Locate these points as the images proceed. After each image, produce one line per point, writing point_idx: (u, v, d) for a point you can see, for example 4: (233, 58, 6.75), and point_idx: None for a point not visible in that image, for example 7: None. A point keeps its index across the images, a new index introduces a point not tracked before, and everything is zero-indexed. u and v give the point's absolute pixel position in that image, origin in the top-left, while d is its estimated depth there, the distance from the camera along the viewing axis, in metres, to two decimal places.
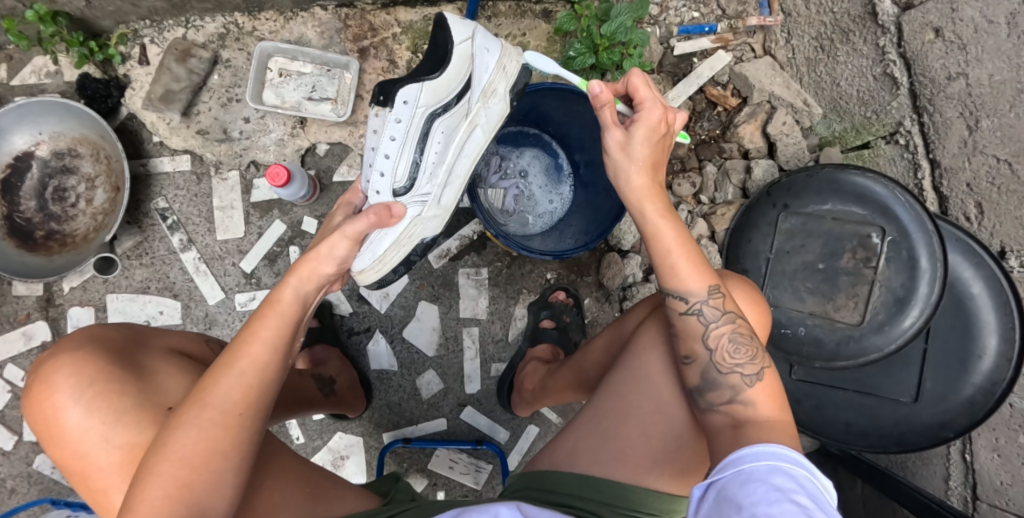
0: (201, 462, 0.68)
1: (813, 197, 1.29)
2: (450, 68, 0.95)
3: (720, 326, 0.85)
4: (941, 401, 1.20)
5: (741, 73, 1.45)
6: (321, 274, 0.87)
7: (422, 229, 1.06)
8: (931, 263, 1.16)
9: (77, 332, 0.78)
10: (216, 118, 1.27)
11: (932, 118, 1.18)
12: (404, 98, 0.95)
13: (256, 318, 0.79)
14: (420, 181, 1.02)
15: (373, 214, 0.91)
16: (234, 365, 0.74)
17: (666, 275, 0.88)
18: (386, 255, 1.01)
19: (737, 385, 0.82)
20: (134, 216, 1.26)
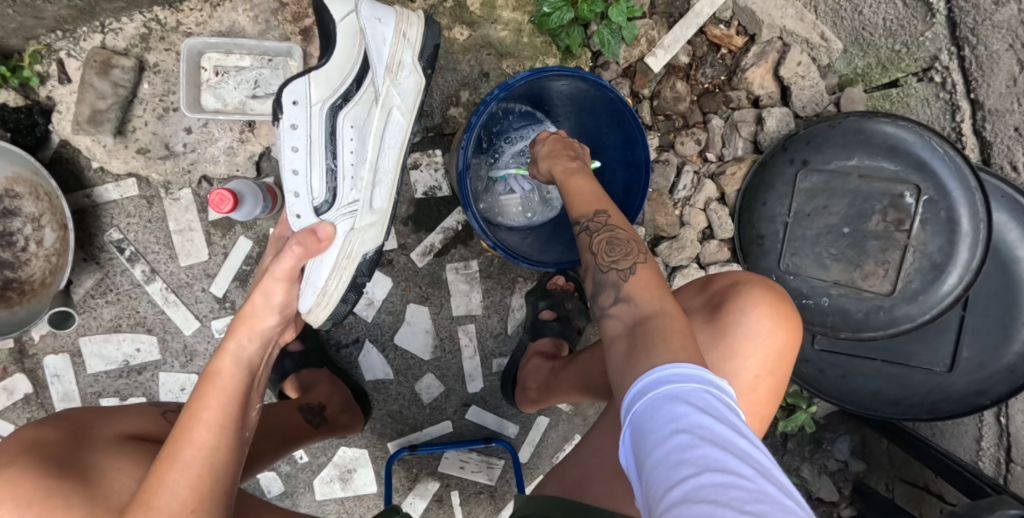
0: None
1: (836, 150, 1.12)
2: (336, 52, 0.91)
3: (601, 230, 0.87)
4: (979, 370, 1.07)
5: (747, 7, 1.23)
6: (262, 329, 0.83)
7: (361, 244, 0.99)
8: (974, 226, 1.00)
9: (11, 440, 0.75)
10: (155, 133, 1.14)
11: (975, 52, 0.98)
12: (294, 98, 0.89)
13: (193, 398, 0.75)
14: (341, 189, 0.94)
15: (297, 244, 0.85)
16: (175, 458, 0.69)
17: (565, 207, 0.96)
18: (328, 285, 0.95)
19: (616, 284, 0.80)
20: (90, 252, 1.16)
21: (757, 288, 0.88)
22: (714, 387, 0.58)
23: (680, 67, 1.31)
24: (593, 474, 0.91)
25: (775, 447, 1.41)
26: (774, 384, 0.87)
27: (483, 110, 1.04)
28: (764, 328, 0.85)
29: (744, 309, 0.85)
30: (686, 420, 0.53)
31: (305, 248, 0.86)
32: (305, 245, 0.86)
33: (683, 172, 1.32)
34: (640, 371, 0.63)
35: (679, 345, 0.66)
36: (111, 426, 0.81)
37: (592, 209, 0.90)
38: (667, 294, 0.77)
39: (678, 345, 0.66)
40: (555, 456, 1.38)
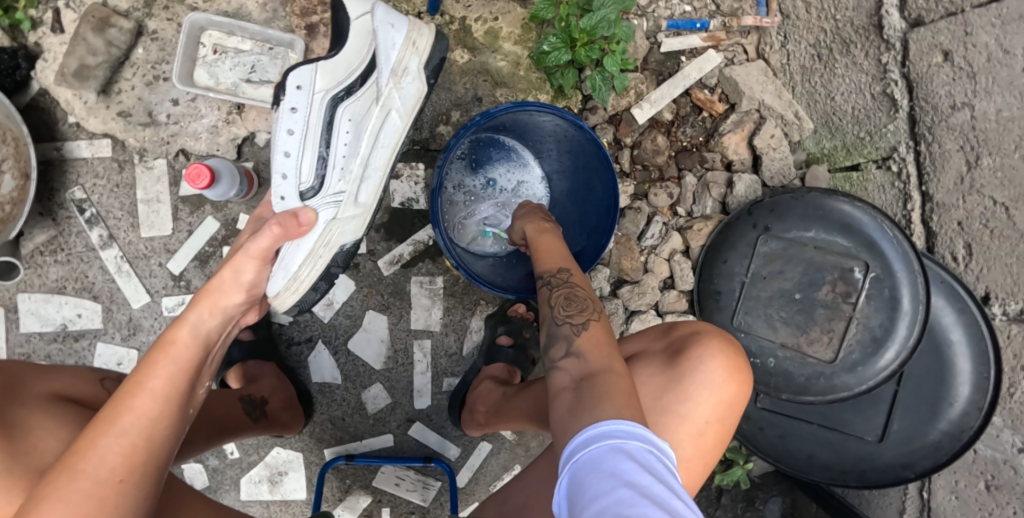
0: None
1: (796, 221, 1.19)
2: (346, 48, 0.93)
3: (560, 287, 0.91)
4: (907, 444, 1.12)
5: (731, 77, 1.33)
6: (226, 305, 0.80)
7: (340, 234, 0.99)
8: (914, 306, 1.07)
9: None
10: (140, 98, 1.12)
11: (929, 148, 1.08)
12: (297, 83, 0.91)
13: (140, 365, 0.70)
14: (330, 177, 0.95)
15: (277, 225, 0.84)
16: (116, 423, 0.65)
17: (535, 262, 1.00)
18: (301, 271, 0.94)
19: (568, 336, 0.83)
20: (48, 207, 1.13)
21: (711, 336, 0.92)
22: (655, 448, 0.61)
23: (663, 123, 1.38)
24: (532, 503, 0.90)
25: (708, 501, 1.43)
26: (721, 433, 0.89)
27: (463, 135, 1.06)
28: (718, 377, 0.88)
29: (701, 358, 0.88)
30: (629, 475, 0.54)
31: (281, 234, 0.85)
32: (285, 228, 0.85)
33: (653, 223, 1.37)
34: (584, 423, 0.66)
35: (622, 402, 0.68)
36: (43, 385, 0.77)
37: (557, 266, 0.95)
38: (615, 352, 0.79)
39: (622, 403, 0.68)
40: (493, 484, 1.36)
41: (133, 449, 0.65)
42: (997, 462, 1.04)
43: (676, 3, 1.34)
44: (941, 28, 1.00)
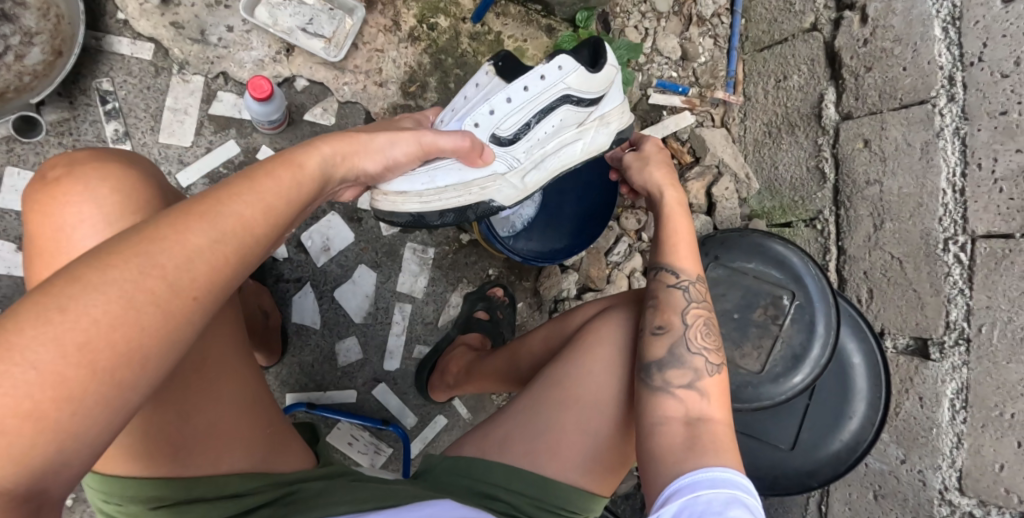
0: (91, 348, 0.47)
1: (741, 253, 1.43)
2: (604, 68, 0.96)
3: (698, 309, 0.93)
4: (813, 451, 1.33)
5: (701, 136, 1.61)
6: (363, 163, 0.78)
7: (494, 192, 0.96)
8: (827, 331, 1.32)
9: (113, 154, 0.73)
10: (197, 16, 1.18)
11: (847, 213, 1.40)
12: (560, 63, 0.90)
13: (258, 178, 0.62)
14: (518, 143, 0.94)
15: (469, 140, 0.86)
16: (215, 223, 0.56)
17: (668, 250, 0.97)
18: (444, 190, 0.92)
19: (697, 371, 0.88)
20: (68, 89, 1.13)
21: None
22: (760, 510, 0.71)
23: None
24: (516, 435, 0.95)
25: (632, 507, 1.55)
26: None
27: None
28: None
29: None
30: None
31: (467, 149, 0.87)
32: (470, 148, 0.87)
33: (620, 242, 1.52)
34: (703, 463, 0.75)
35: (731, 455, 0.78)
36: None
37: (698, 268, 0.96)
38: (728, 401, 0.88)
39: (732, 457, 0.78)
40: None
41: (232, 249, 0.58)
42: (884, 473, 1.31)
43: (666, 68, 1.64)
44: (864, 123, 1.36)
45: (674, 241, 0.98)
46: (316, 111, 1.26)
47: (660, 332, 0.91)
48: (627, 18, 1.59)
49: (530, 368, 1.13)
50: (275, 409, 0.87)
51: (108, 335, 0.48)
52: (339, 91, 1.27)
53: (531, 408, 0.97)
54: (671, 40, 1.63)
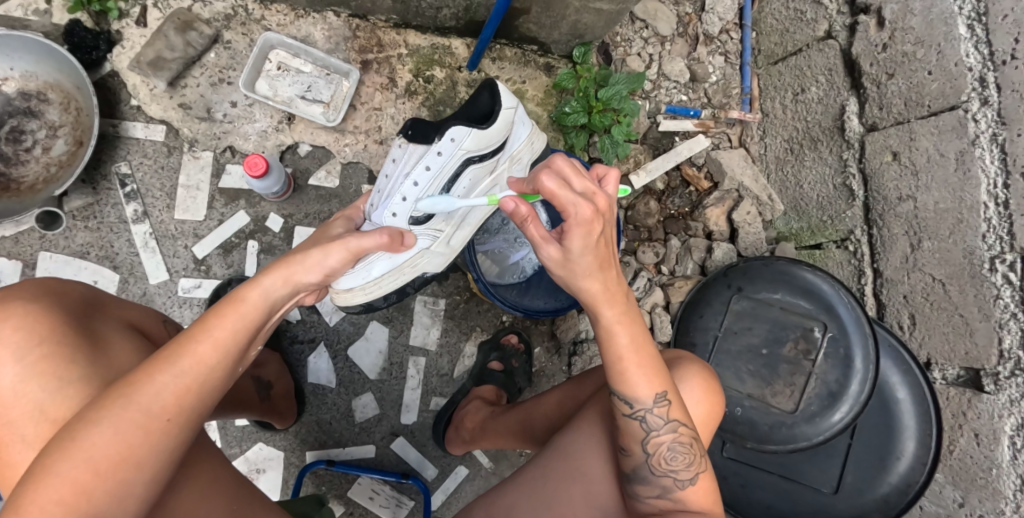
0: (106, 469, 0.62)
1: (765, 284, 1.35)
2: (497, 123, 1.00)
3: (662, 434, 0.85)
4: (859, 494, 1.26)
5: (717, 159, 1.55)
6: (300, 279, 0.78)
7: (425, 264, 1.07)
8: (865, 365, 1.22)
9: (26, 283, 0.76)
10: (202, 95, 1.24)
11: (880, 232, 1.30)
12: (452, 136, 0.96)
13: (213, 315, 0.71)
14: (436, 217, 1.03)
15: (386, 235, 0.84)
16: (179, 366, 0.67)
17: (616, 380, 0.84)
18: (381, 278, 1.02)
19: (669, 486, 0.86)
20: (91, 176, 1.20)
21: (697, 373, 0.97)
22: None
23: (655, 191, 1.57)
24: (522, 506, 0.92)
25: None
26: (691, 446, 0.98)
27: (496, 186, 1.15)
28: (697, 401, 0.94)
29: (682, 383, 0.95)
30: None
31: (387, 243, 0.87)
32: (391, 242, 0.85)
33: (638, 277, 1.53)
34: None
35: None
36: (121, 311, 0.84)
37: (653, 393, 0.83)
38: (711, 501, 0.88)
39: None
40: None
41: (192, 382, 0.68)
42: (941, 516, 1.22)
43: (675, 92, 1.58)
44: (891, 134, 1.25)
45: (620, 371, 0.83)
46: (321, 175, 1.29)
47: (625, 454, 0.87)
48: (628, 46, 1.56)
49: (542, 429, 1.09)
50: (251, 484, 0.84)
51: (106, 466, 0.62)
52: (341, 153, 1.30)
53: (537, 478, 0.94)
54: (677, 63, 1.57)
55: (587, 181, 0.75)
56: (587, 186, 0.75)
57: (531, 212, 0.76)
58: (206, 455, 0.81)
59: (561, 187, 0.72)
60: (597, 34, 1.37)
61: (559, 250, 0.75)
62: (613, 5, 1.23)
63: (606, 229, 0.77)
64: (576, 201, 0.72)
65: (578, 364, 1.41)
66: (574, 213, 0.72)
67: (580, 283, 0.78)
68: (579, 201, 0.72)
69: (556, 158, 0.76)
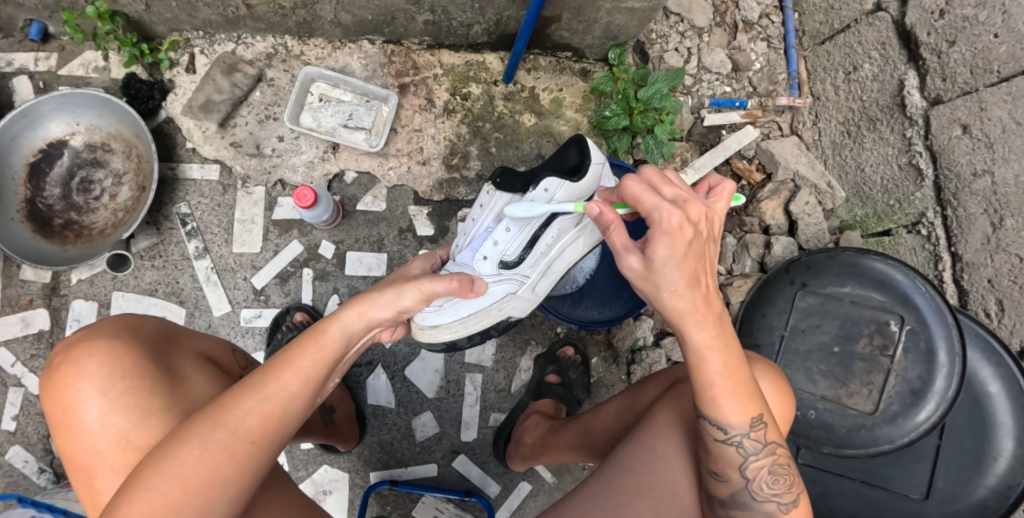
0: (196, 486, 0.64)
1: (832, 278, 1.27)
2: (590, 176, 0.98)
3: (759, 458, 0.81)
4: (953, 501, 1.17)
5: (768, 150, 1.48)
6: (373, 316, 0.81)
7: (511, 308, 1.03)
8: (950, 358, 1.14)
9: (111, 321, 0.81)
10: (251, 133, 1.29)
11: (955, 213, 1.20)
12: (546, 186, 0.95)
13: (298, 347, 0.75)
14: (524, 262, 1.01)
15: (457, 280, 0.84)
16: (265, 391, 0.71)
17: (705, 406, 0.79)
18: (468, 318, 0.98)
19: (771, 511, 0.82)
20: (154, 217, 1.27)
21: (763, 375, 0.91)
22: None
23: None
24: None
25: None
26: None
27: None
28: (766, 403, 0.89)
29: None
30: None
31: (455, 286, 0.84)
32: (462, 285, 0.85)
33: None
34: None
35: None
36: (193, 343, 0.88)
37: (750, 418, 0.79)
38: (813, 516, 0.84)
39: None
40: None
41: (273, 410, 0.71)
42: None
43: (718, 84, 1.52)
44: (959, 105, 1.16)
45: (710, 396, 0.78)
46: (367, 200, 1.32)
47: (718, 478, 0.82)
48: (665, 42, 1.51)
49: (603, 444, 1.06)
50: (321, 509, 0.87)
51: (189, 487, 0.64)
52: (385, 177, 1.32)
53: (607, 496, 0.89)
54: (717, 54, 1.51)
55: (677, 188, 0.75)
56: (677, 193, 0.74)
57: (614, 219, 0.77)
58: (278, 489, 0.82)
59: (645, 192, 0.73)
60: (631, 34, 1.34)
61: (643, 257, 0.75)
62: (645, 3, 1.21)
63: (698, 241, 0.74)
64: (660, 207, 0.71)
65: (638, 373, 1.36)
66: (659, 219, 0.72)
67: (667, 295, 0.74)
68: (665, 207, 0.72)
69: (630, 178, 0.74)
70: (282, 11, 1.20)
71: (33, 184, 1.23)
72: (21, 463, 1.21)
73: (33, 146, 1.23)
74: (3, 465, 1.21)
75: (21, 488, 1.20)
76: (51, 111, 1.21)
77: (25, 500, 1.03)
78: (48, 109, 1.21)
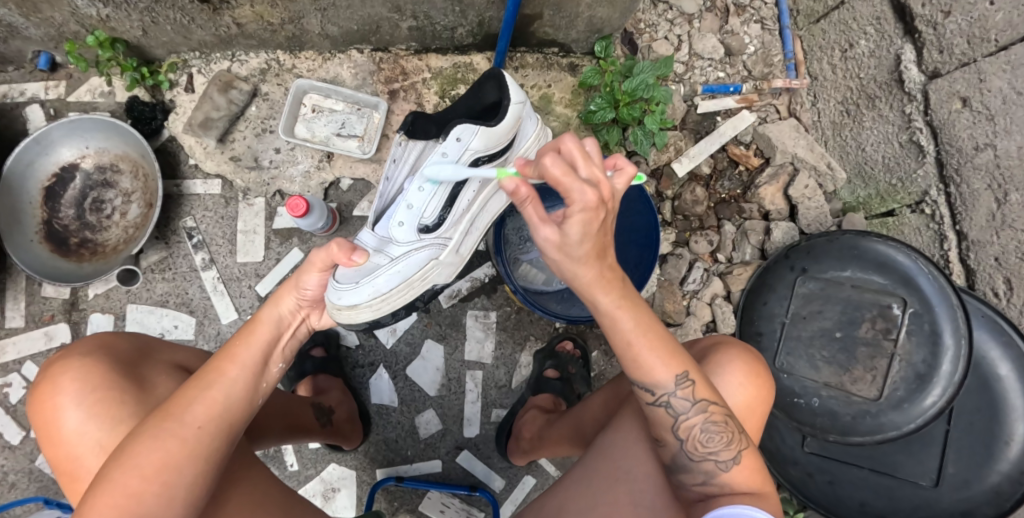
0: (153, 473, 0.68)
1: (832, 262, 1.24)
2: (504, 122, 0.98)
3: (691, 417, 0.80)
4: (965, 487, 1.14)
5: (765, 134, 1.44)
6: (304, 301, 0.83)
7: (435, 275, 1.02)
8: (955, 341, 1.11)
9: (86, 340, 0.85)
10: (249, 147, 1.34)
11: (959, 189, 1.16)
12: (459, 135, 0.94)
13: (235, 337, 0.80)
14: (443, 224, 0.99)
15: (332, 244, 0.77)
16: (205, 382, 0.75)
17: (630, 368, 0.80)
18: (389, 293, 0.94)
19: (711, 471, 0.80)
20: (162, 232, 1.34)
21: (735, 356, 0.90)
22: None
23: (702, 176, 1.48)
24: (572, 502, 0.89)
25: None
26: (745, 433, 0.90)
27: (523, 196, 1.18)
28: (737, 386, 0.88)
29: (719, 370, 0.88)
30: None
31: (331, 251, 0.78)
32: (343, 251, 0.77)
33: (694, 268, 1.45)
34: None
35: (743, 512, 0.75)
36: (169, 354, 0.91)
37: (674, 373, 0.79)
38: (762, 477, 0.81)
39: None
40: None
41: (217, 399, 0.75)
42: None
43: (711, 70, 1.49)
44: (957, 77, 1.12)
45: (631, 354, 0.79)
46: (363, 205, 1.36)
47: (660, 445, 0.84)
48: (654, 31, 1.49)
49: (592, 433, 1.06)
50: (299, 501, 0.89)
51: (149, 476, 0.68)
52: (379, 182, 1.36)
53: (583, 477, 0.92)
54: (709, 40, 1.48)
55: (595, 167, 0.68)
56: (593, 174, 0.68)
57: (531, 194, 0.70)
58: (252, 479, 0.85)
59: (566, 174, 0.66)
60: (616, 25, 1.34)
61: (560, 235, 0.70)
62: None
63: (609, 218, 0.71)
64: (580, 188, 0.66)
65: None
66: (578, 199, 0.66)
67: (575, 266, 0.73)
68: (585, 187, 0.66)
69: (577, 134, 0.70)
70: (269, 27, 1.24)
71: (49, 206, 1.31)
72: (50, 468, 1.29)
73: (46, 171, 1.30)
74: (34, 470, 1.29)
75: (51, 492, 1.29)
76: (61, 137, 1.29)
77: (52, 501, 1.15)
78: (58, 136, 1.28)
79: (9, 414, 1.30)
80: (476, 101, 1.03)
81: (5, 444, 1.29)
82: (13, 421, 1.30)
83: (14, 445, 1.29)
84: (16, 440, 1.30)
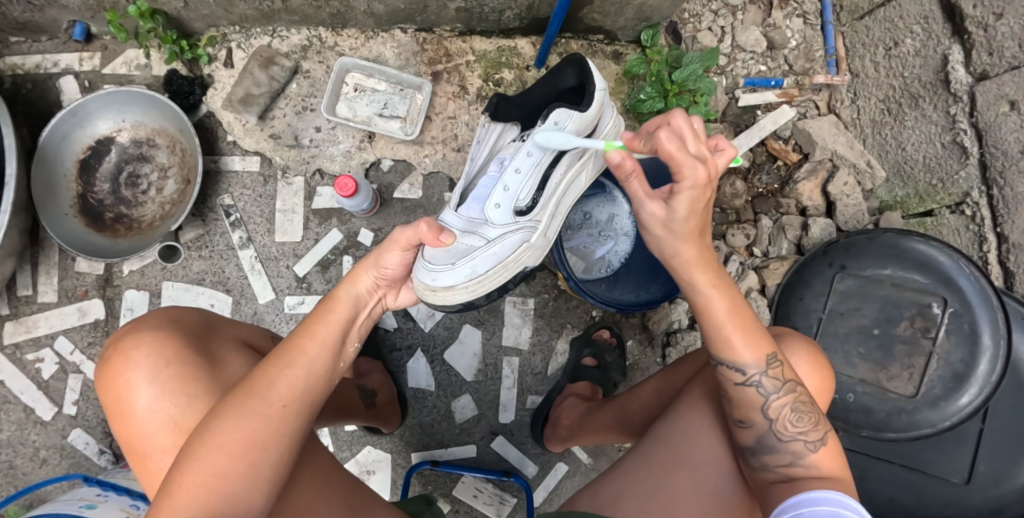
0: (239, 453, 0.68)
1: (871, 260, 1.25)
2: (592, 106, 0.97)
3: (779, 397, 0.82)
4: (995, 485, 1.17)
5: (805, 130, 1.44)
6: (379, 282, 0.83)
7: (527, 258, 0.99)
8: (994, 341, 1.13)
9: (153, 314, 0.84)
10: (289, 125, 1.32)
11: (1002, 193, 1.17)
12: (555, 120, 0.94)
13: (313, 315, 0.79)
14: (537, 208, 0.99)
15: (422, 224, 0.76)
16: (287, 360, 0.75)
17: (717, 348, 0.83)
18: (485, 275, 0.93)
19: (800, 452, 0.81)
20: (199, 209, 1.31)
21: (807, 344, 0.92)
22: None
23: (740, 169, 1.48)
24: (633, 489, 0.89)
25: None
26: None
27: None
28: (807, 374, 0.89)
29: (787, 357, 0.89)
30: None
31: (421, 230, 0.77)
32: (431, 231, 0.77)
33: (730, 261, 1.45)
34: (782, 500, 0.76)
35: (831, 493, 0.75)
36: (233, 330, 0.90)
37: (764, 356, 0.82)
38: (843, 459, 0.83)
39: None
40: None
41: (298, 378, 0.74)
42: None
43: (752, 63, 1.49)
44: (1007, 81, 1.13)
45: (722, 334, 0.83)
46: (404, 188, 1.34)
47: (742, 426, 0.84)
48: (698, 21, 1.48)
49: (642, 422, 1.07)
50: (360, 483, 0.88)
51: (235, 457, 0.67)
52: (421, 165, 1.34)
53: (643, 465, 0.92)
54: (752, 33, 1.48)
55: (703, 146, 0.75)
56: (701, 151, 0.75)
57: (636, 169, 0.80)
58: (317, 460, 0.85)
59: (676, 153, 0.74)
60: (664, 15, 1.33)
61: (665, 210, 0.80)
62: None
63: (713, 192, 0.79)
64: (688, 166, 0.74)
65: (673, 355, 1.37)
66: (687, 177, 0.75)
67: (676, 242, 0.82)
68: (694, 164, 0.74)
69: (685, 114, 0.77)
70: (316, 3, 1.22)
71: (84, 179, 1.28)
72: (83, 445, 1.28)
73: (82, 143, 1.27)
74: (66, 447, 1.27)
75: (84, 469, 1.27)
76: (98, 109, 1.25)
77: (91, 479, 1.13)
78: (95, 107, 1.25)
79: (41, 389, 1.28)
80: (555, 86, 1.03)
81: (36, 420, 1.27)
82: (45, 397, 1.28)
83: (46, 421, 1.27)
84: (48, 416, 1.28)
